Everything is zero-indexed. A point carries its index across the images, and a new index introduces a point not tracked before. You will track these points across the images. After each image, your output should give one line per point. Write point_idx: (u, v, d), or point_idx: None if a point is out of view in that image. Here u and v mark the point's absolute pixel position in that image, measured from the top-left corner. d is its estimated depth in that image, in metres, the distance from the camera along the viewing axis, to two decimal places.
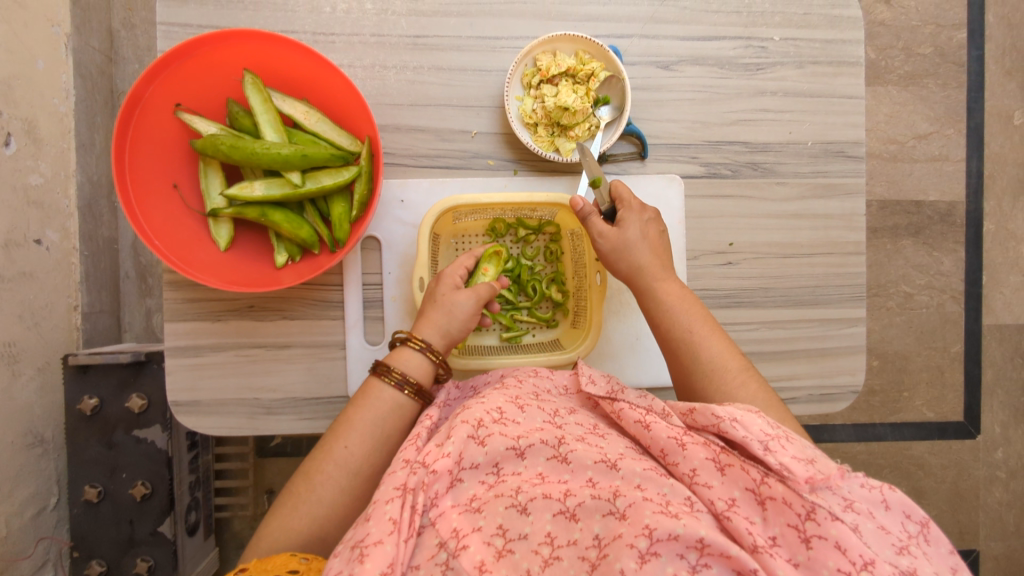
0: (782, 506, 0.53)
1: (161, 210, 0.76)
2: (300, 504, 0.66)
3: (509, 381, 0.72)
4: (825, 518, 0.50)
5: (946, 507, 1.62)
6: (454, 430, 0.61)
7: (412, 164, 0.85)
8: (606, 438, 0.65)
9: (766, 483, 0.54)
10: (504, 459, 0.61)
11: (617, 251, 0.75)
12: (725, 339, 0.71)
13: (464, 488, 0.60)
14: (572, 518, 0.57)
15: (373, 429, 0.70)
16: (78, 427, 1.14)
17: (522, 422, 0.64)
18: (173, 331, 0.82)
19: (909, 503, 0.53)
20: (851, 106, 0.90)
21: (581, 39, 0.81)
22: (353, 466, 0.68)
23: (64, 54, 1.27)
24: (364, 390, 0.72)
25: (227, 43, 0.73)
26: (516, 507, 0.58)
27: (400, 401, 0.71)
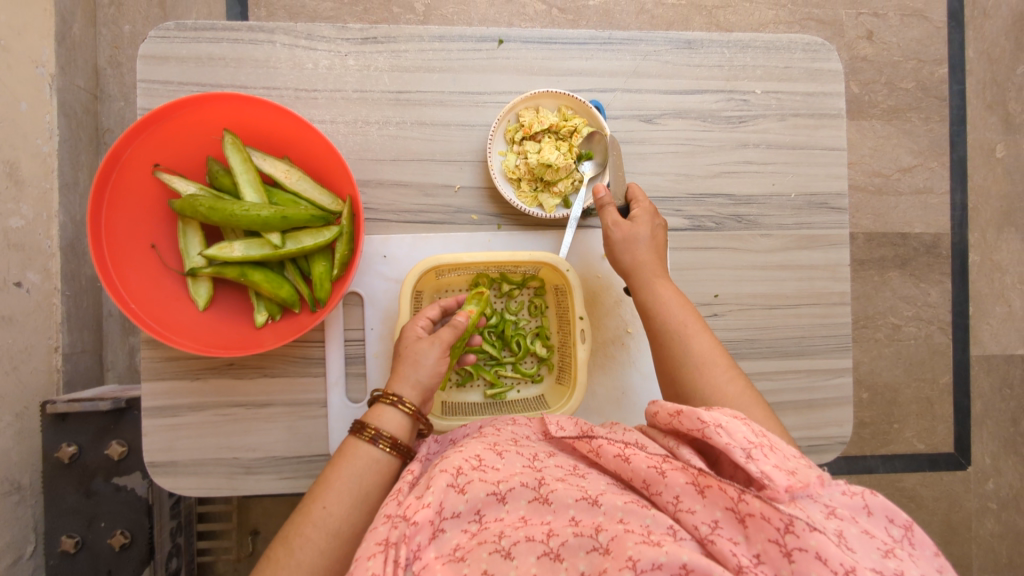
0: (762, 522, 0.49)
1: (139, 271, 0.75)
2: (276, 571, 0.60)
3: (489, 429, 0.70)
4: (803, 529, 0.47)
5: (939, 540, 1.61)
6: (432, 480, 0.58)
7: (395, 219, 0.85)
8: (587, 476, 0.62)
9: (743, 500, 0.51)
10: (486, 505, 0.58)
11: (624, 241, 0.76)
12: (713, 338, 0.70)
13: (446, 538, 0.56)
14: (557, 559, 0.54)
15: (354, 487, 0.66)
16: (56, 475, 1.11)
17: (502, 466, 0.61)
18: (151, 391, 0.80)
19: (891, 506, 0.50)
20: (834, 157, 0.91)
21: (563, 96, 0.81)
22: (333, 526, 0.63)
23: (49, 95, 1.26)
24: (341, 448, 0.69)
25: (206, 107, 0.73)
26: (500, 553, 0.54)
27: (378, 456, 0.68)
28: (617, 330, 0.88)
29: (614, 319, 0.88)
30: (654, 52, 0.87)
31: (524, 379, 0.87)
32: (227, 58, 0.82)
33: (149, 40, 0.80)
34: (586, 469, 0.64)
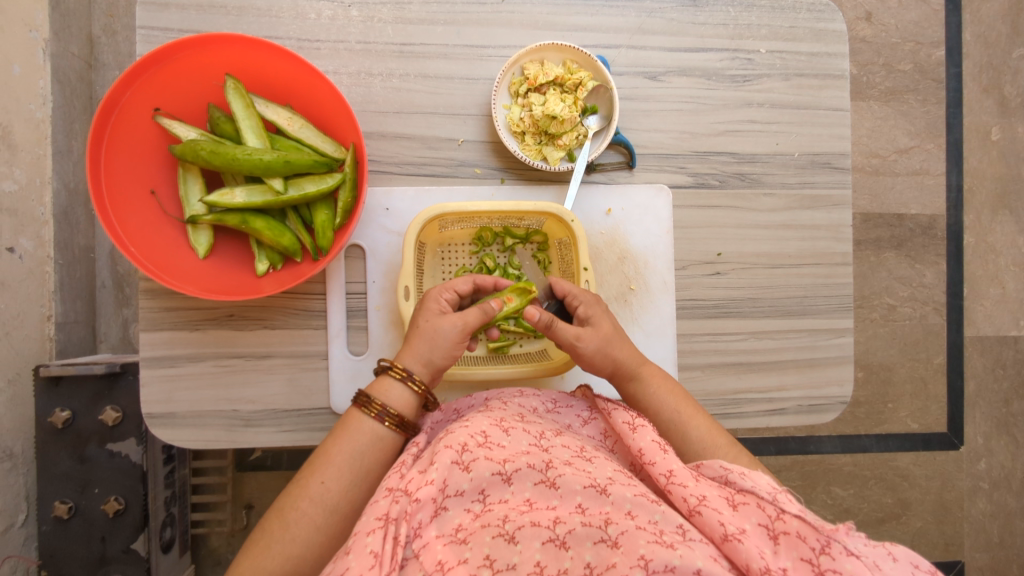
0: (796, 540, 0.57)
1: (138, 216, 0.74)
2: (272, 544, 0.63)
3: (495, 403, 0.73)
4: (839, 552, 0.55)
5: (931, 519, 1.62)
6: (438, 456, 0.61)
7: (398, 171, 0.84)
8: (594, 459, 0.66)
9: (780, 519, 0.58)
10: (491, 485, 0.62)
11: (597, 352, 0.74)
12: (708, 418, 0.73)
13: (449, 517, 0.60)
14: (563, 546, 0.58)
15: (353, 464, 0.67)
16: (49, 441, 1.10)
17: (507, 444, 0.65)
18: (150, 340, 0.79)
19: (916, 554, 0.56)
20: (837, 118, 0.91)
21: (568, 48, 0.81)
22: (330, 502, 0.65)
23: (41, 60, 1.24)
24: (343, 419, 0.70)
25: (207, 49, 0.71)
26: (504, 536, 0.58)
27: (381, 434, 0.69)
28: (621, 287, 0.87)
29: (617, 276, 0.87)
30: (659, 10, 0.87)
31: (527, 334, 0.88)
32: (229, 6, 0.80)
33: None
34: (590, 453, 0.68)
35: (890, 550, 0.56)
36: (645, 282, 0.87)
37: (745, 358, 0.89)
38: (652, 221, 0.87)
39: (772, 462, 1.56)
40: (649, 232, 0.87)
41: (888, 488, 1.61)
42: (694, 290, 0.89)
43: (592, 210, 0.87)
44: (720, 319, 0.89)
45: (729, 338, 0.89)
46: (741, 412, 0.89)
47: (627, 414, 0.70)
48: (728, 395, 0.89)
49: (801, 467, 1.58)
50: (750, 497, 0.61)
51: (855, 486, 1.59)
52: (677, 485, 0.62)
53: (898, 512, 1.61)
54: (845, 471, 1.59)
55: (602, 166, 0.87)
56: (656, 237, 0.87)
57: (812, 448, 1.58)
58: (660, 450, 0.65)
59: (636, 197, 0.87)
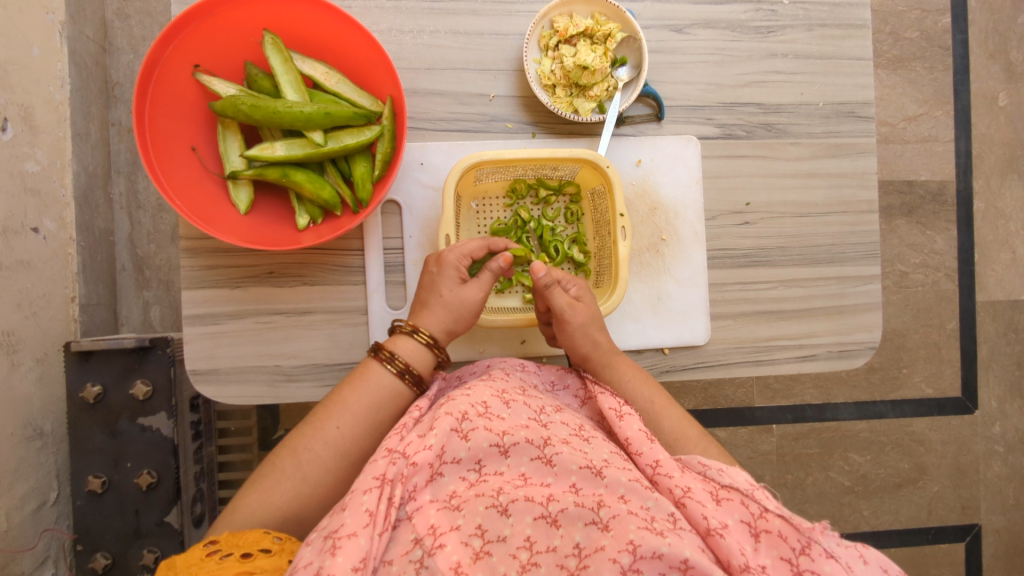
0: (778, 540, 0.59)
1: (180, 172, 0.75)
2: (282, 481, 0.66)
3: (498, 373, 0.75)
4: (819, 555, 0.57)
5: (948, 483, 1.63)
6: (438, 422, 0.63)
7: (430, 127, 0.85)
8: (591, 440, 0.68)
9: (762, 517, 0.61)
10: (487, 456, 0.63)
11: (581, 327, 0.78)
12: (681, 411, 0.78)
13: (444, 483, 0.62)
14: (554, 524, 0.60)
15: (367, 412, 0.71)
16: (81, 415, 1.11)
17: (506, 417, 0.67)
18: (191, 298, 0.80)
19: (885, 560, 0.59)
20: (859, 67, 0.92)
21: (597, 0, 0.82)
22: (341, 448, 0.69)
23: (60, 43, 1.24)
24: (362, 370, 0.73)
25: (245, 3, 0.72)
26: (497, 508, 0.60)
27: (398, 389, 0.73)
28: (653, 237, 0.89)
29: (649, 227, 0.89)
30: None
31: None
32: None
33: None
34: (588, 431, 0.70)
35: (863, 553, 0.58)
36: (676, 232, 0.88)
37: (775, 306, 0.90)
38: (682, 170, 0.88)
39: (789, 430, 1.57)
40: (680, 182, 0.88)
41: (905, 454, 1.61)
42: (724, 239, 0.90)
43: (623, 161, 0.88)
44: (750, 268, 0.90)
45: (759, 286, 0.90)
46: (773, 359, 0.90)
47: (613, 401, 0.73)
48: (760, 342, 0.90)
49: (819, 434, 1.58)
50: (734, 493, 0.63)
51: (872, 452, 1.60)
52: (663, 476, 0.65)
53: (915, 477, 1.61)
54: (862, 438, 1.60)
55: (630, 119, 0.88)
56: (687, 187, 0.89)
57: (829, 415, 1.58)
58: (647, 441, 0.68)
59: (666, 148, 0.88)
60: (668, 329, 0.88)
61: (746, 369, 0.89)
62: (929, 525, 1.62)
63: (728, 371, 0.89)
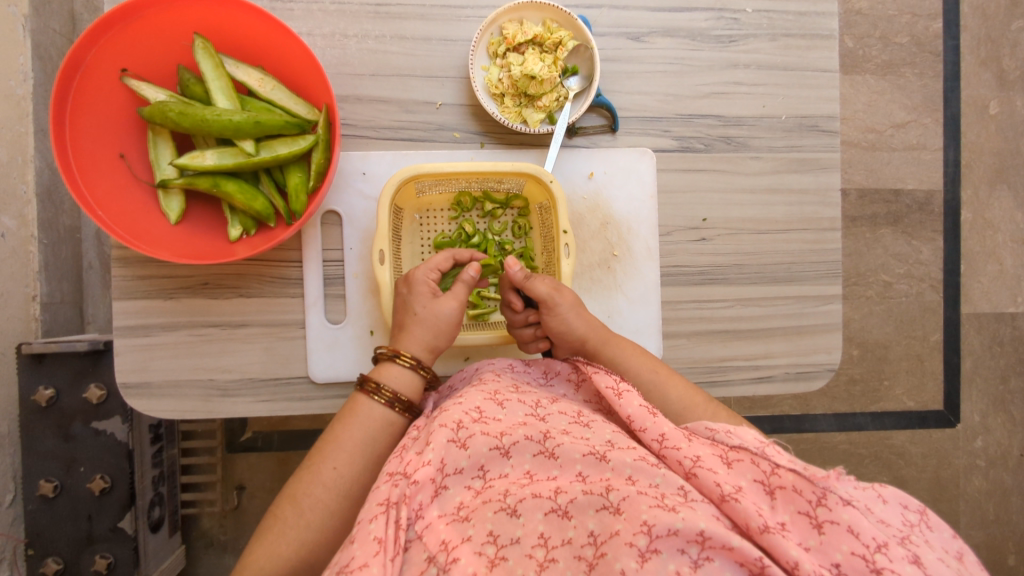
0: (793, 494, 0.56)
1: (107, 179, 0.73)
2: (287, 530, 0.62)
3: (488, 375, 0.72)
4: (836, 503, 0.53)
5: (927, 496, 1.59)
6: (432, 436, 0.60)
7: (373, 135, 0.82)
8: (592, 425, 0.65)
9: (775, 473, 0.57)
10: (490, 461, 0.61)
11: (573, 304, 0.75)
12: (683, 378, 0.74)
13: (449, 496, 0.59)
14: (565, 516, 0.57)
15: (364, 448, 0.67)
16: (33, 418, 1.06)
17: (502, 418, 0.64)
18: (122, 309, 0.78)
19: (904, 496, 0.57)
20: (825, 80, 0.88)
21: (548, 7, 0.79)
22: (342, 487, 0.65)
23: (23, 36, 1.16)
24: (351, 406, 0.69)
25: (171, 5, 0.69)
26: (506, 511, 0.57)
27: (391, 418, 0.69)
28: (604, 254, 0.86)
29: (600, 242, 0.86)
30: None
31: None
32: None
33: None
34: (589, 417, 0.67)
35: (881, 492, 0.55)
36: (628, 248, 0.86)
37: (730, 325, 0.87)
38: (635, 184, 0.85)
39: None
40: (633, 197, 0.86)
41: (883, 467, 1.58)
42: (679, 257, 0.87)
43: (574, 174, 0.85)
44: (706, 286, 0.87)
45: (714, 305, 0.87)
46: (727, 379, 0.87)
47: (610, 378, 0.68)
48: (714, 363, 0.87)
49: (796, 445, 1.55)
50: (743, 453, 0.60)
51: (850, 464, 1.57)
52: (670, 449, 0.61)
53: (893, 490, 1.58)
54: (839, 450, 1.56)
55: (583, 130, 0.85)
56: (640, 203, 0.86)
57: (807, 426, 1.55)
58: (650, 415, 0.64)
59: (618, 161, 0.85)
60: None
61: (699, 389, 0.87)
62: None
63: None
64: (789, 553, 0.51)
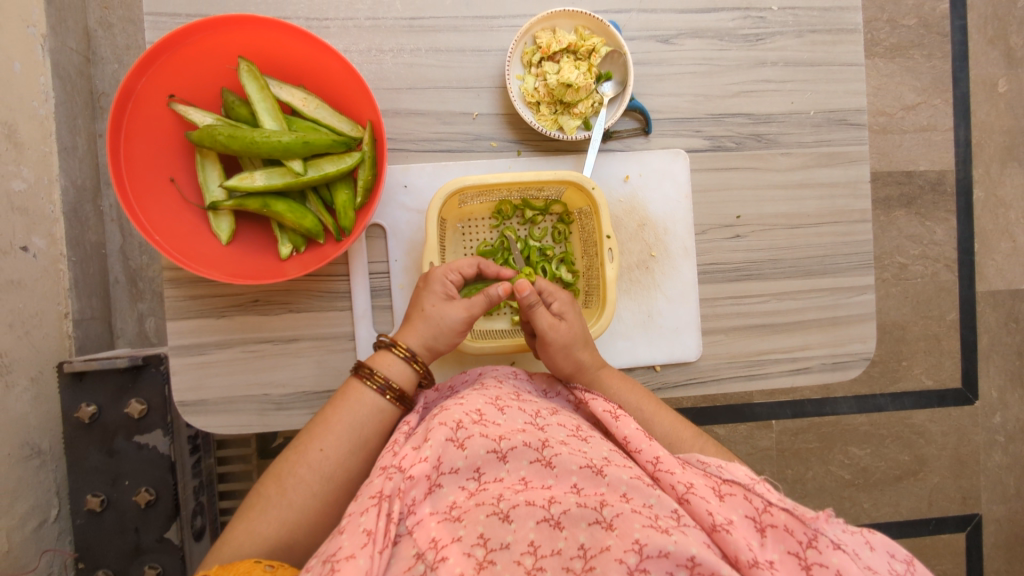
0: (784, 533, 0.57)
1: (160, 204, 0.75)
2: (269, 508, 0.63)
3: (490, 381, 0.72)
4: (826, 546, 0.55)
5: (949, 474, 1.59)
6: (431, 433, 0.60)
7: (414, 148, 0.84)
8: (589, 440, 0.65)
9: (768, 511, 0.59)
10: (486, 463, 0.60)
11: (563, 347, 0.75)
12: (674, 413, 0.75)
13: (443, 494, 0.59)
14: (556, 527, 0.57)
15: (351, 433, 0.68)
16: (75, 436, 1.01)
17: (502, 422, 0.64)
18: (177, 329, 0.80)
19: (892, 545, 0.57)
20: (851, 73, 0.89)
21: (580, 15, 0.80)
22: (327, 469, 0.66)
23: (42, 56, 1.13)
24: (342, 391, 0.71)
25: (219, 31, 0.71)
26: (498, 515, 0.57)
27: (382, 406, 0.70)
28: (642, 255, 0.88)
29: (638, 244, 0.88)
30: None
31: None
32: None
33: None
34: (586, 432, 0.68)
35: (868, 539, 0.57)
36: (665, 248, 0.88)
37: (767, 319, 0.89)
38: (670, 185, 0.87)
39: (789, 425, 1.53)
40: (668, 198, 0.87)
41: (905, 446, 1.58)
42: (714, 254, 0.89)
43: (611, 178, 0.87)
44: (742, 282, 0.89)
45: (751, 300, 0.89)
46: (766, 373, 0.89)
47: (605, 403, 0.70)
48: (752, 356, 0.89)
49: (818, 429, 1.55)
50: (736, 487, 0.61)
51: (872, 445, 1.57)
52: (664, 473, 0.62)
53: (915, 469, 1.58)
54: (861, 431, 1.56)
55: (617, 134, 0.86)
56: (675, 203, 0.88)
57: (828, 410, 1.55)
58: (645, 438, 0.66)
59: (653, 163, 0.87)
60: (657, 346, 0.87)
61: (738, 384, 0.89)
62: (929, 516, 1.58)
63: (720, 387, 0.89)
64: None
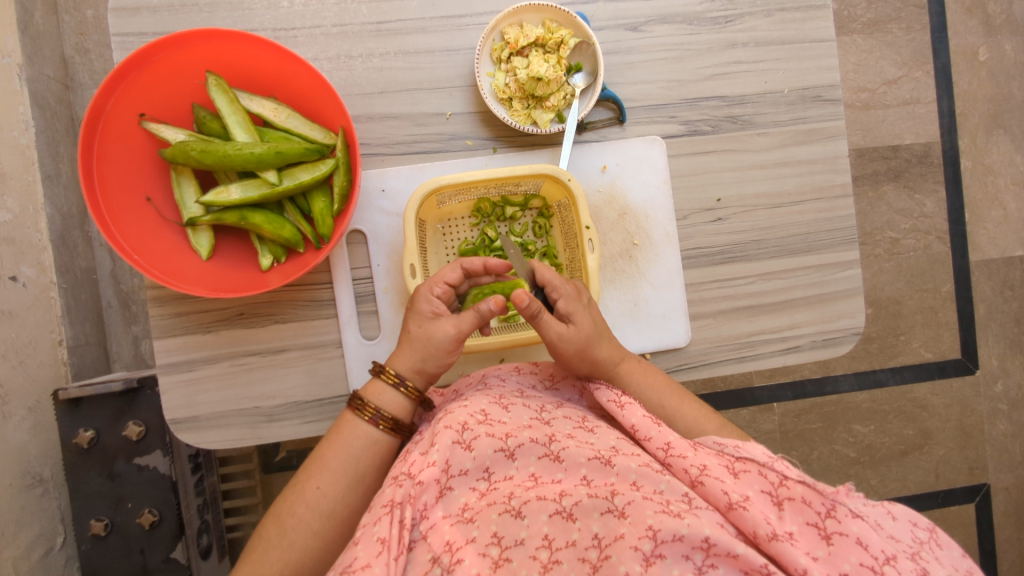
0: (801, 505, 0.56)
1: (137, 224, 0.75)
2: (270, 550, 0.62)
3: (493, 380, 0.72)
4: (845, 515, 0.54)
5: (954, 446, 1.58)
6: (437, 437, 0.58)
7: (389, 152, 0.84)
8: (596, 431, 0.64)
9: (783, 484, 0.57)
10: (494, 462, 0.59)
11: (577, 352, 0.72)
12: (696, 403, 0.73)
13: (454, 497, 0.57)
14: (570, 519, 0.55)
15: (348, 468, 0.67)
16: (75, 462, 1.01)
17: (508, 420, 0.63)
18: (164, 347, 0.80)
19: (912, 514, 0.56)
20: (823, 49, 0.89)
21: (546, 8, 0.80)
22: (327, 507, 0.64)
23: (18, 86, 1.12)
24: (338, 427, 0.69)
25: (184, 46, 0.71)
26: (511, 512, 0.55)
27: (376, 437, 0.69)
28: (624, 244, 0.88)
29: (620, 233, 0.88)
30: None
31: None
32: (200, 3, 0.78)
33: None
34: (593, 423, 0.66)
35: (889, 509, 0.56)
36: (648, 236, 0.88)
37: (754, 300, 0.89)
38: (648, 172, 0.87)
39: (791, 407, 1.53)
40: (647, 184, 0.87)
41: (908, 421, 1.57)
42: (697, 238, 0.89)
43: (589, 169, 0.87)
44: (727, 264, 0.89)
45: (737, 282, 0.89)
46: (757, 354, 0.89)
47: (611, 393, 0.69)
48: (742, 338, 0.89)
49: (820, 409, 1.54)
50: (750, 464, 0.59)
51: (875, 421, 1.56)
52: (675, 457, 0.60)
53: (920, 443, 1.57)
54: (864, 409, 1.55)
55: (592, 125, 0.87)
56: (655, 189, 0.88)
57: (829, 389, 1.54)
58: (654, 424, 0.64)
59: (631, 151, 0.87)
60: (646, 334, 0.87)
61: (729, 366, 0.89)
62: (937, 489, 1.57)
63: (712, 371, 0.89)
64: (797, 561, 0.51)
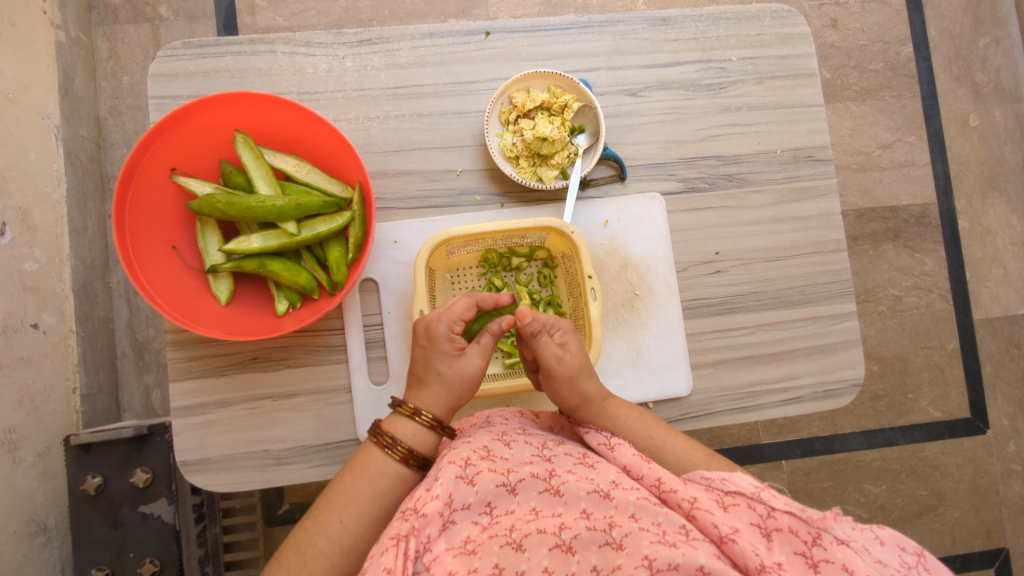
0: (789, 535, 0.57)
1: (162, 270, 0.79)
2: None
3: (497, 419, 0.74)
4: (830, 542, 0.55)
5: (969, 507, 1.55)
6: (442, 471, 0.60)
7: (402, 206, 0.88)
8: (596, 466, 0.66)
9: (771, 516, 0.58)
10: (496, 497, 0.60)
11: (567, 379, 0.74)
12: (683, 437, 0.75)
13: (456, 530, 0.58)
14: (569, 551, 0.55)
15: (371, 503, 0.66)
16: (81, 509, 1.01)
17: (510, 456, 0.64)
18: (179, 391, 0.82)
19: (902, 537, 0.55)
20: (813, 114, 0.94)
21: (551, 75, 0.86)
22: (347, 542, 0.64)
23: (55, 145, 1.19)
24: (363, 459, 0.69)
25: (214, 108, 0.77)
26: (511, 545, 0.55)
27: (403, 475, 0.69)
28: (626, 294, 0.91)
29: (621, 283, 0.92)
30: (632, 31, 0.91)
31: None
32: (232, 69, 0.85)
33: (157, 58, 0.83)
34: (593, 459, 0.68)
35: (877, 534, 0.56)
36: (648, 287, 0.91)
37: (754, 350, 0.91)
38: (648, 227, 0.91)
39: (799, 464, 1.51)
40: (646, 238, 0.91)
41: (920, 481, 1.55)
42: (696, 290, 0.92)
43: (591, 223, 0.92)
44: (727, 315, 0.91)
45: (737, 333, 0.91)
46: (758, 404, 0.90)
47: (601, 435, 0.72)
48: (743, 389, 0.90)
49: (830, 467, 1.52)
50: (739, 498, 0.60)
51: (886, 481, 1.54)
52: (668, 492, 0.61)
53: (934, 503, 1.54)
54: (874, 467, 1.53)
55: (594, 182, 0.92)
56: (654, 242, 0.91)
57: (838, 447, 1.53)
58: (645, 463, 0.65)
59: (631, 207, 0.92)
60: (649, 383, 0.89)
61: (731, 416, 0.90)
62: (954, 553, 1.53)
63: (714, 420, 0.90)
64: None
